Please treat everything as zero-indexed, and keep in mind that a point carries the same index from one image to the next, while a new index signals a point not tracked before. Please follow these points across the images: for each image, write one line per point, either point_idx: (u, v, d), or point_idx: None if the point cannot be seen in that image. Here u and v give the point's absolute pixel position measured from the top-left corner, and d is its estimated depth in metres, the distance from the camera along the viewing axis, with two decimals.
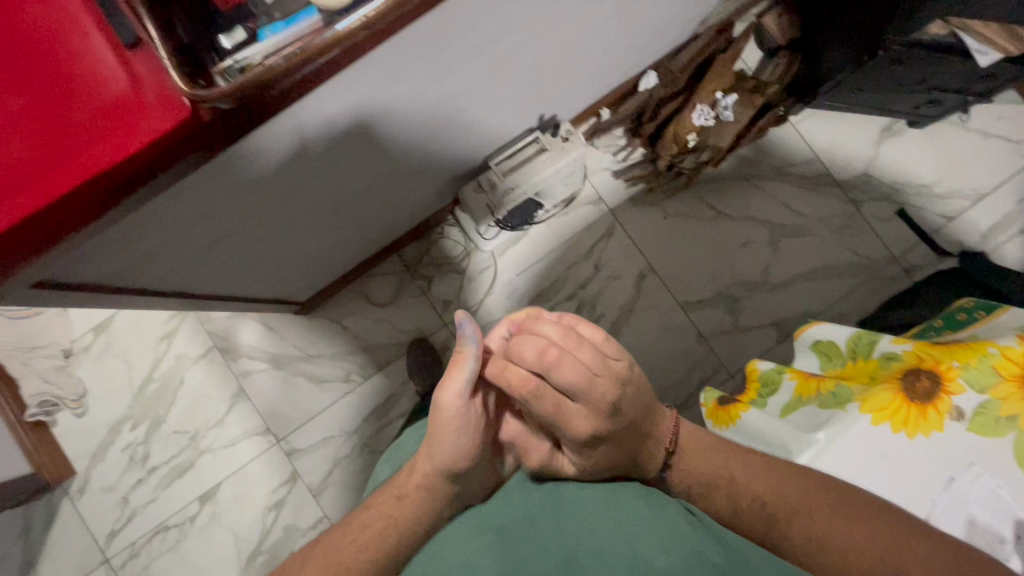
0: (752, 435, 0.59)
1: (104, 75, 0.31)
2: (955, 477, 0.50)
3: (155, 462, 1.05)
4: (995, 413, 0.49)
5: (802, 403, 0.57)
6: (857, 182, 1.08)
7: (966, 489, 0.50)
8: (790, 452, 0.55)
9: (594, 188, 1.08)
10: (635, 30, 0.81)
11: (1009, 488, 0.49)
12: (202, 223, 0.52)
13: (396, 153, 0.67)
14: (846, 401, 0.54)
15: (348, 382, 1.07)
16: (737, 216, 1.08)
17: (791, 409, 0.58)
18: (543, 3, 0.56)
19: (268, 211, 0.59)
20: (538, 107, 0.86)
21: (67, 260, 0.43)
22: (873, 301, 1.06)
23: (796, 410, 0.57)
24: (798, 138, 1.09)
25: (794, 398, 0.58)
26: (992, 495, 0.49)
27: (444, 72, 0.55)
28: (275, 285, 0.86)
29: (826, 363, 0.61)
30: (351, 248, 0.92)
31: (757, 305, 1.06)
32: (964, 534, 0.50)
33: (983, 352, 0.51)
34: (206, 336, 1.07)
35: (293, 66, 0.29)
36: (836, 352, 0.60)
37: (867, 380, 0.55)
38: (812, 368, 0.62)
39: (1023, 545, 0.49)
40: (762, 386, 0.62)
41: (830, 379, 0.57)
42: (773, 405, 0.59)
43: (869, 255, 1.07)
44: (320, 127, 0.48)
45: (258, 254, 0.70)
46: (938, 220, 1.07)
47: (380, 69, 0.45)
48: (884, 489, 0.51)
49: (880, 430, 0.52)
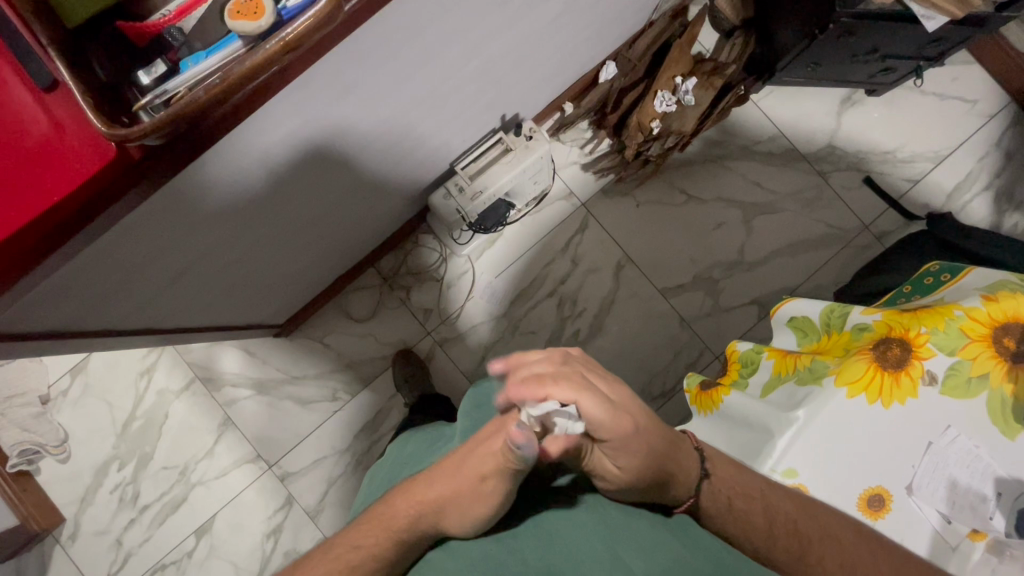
0: (735, 417, 0.59)
1: (28, 122, 0.31)
2: (933, 441, 0.51)
3: (147, 500, 1.03)
4: (967, 374, 0.51)
5: (781, 381, 0.57)
6: (822, 154, 1.09)
7: (944, 452, 0.51)
8: (771, 432, 0.54)
9: (565, 183, 1.08)
10: (588, 23, 0.81)
11: (985, 448, 0.51)
12: (160, 259, 0.50)
13: (356, 169, 0.66)
14: (822, 376, 0.54)
15: (336, 401, 1.05)
16: (708, 199, 1.09)
17: (771, 388, 0.58)
18: (487, 6, 0.55)
19: (232, 238, 0.58)
20: (498, 108, 0.86)
21: (18, 310, 0.41)
22: (849, 271, 1.07)
23: (775, 389, 0.57)
24: (761, 116, 1.09)
25: (773, 377, 0.59)
26: (969, 454, 0.51)
27: (393, 83, 0.54)
28: (250, 311, 0.85)
29: (802, 338, 0.61)
30: (324, 266, 0.91)
31: (735, 284, 1.07)
32: (945, 496, 0.51)
33: (950, 316, 0.51)
34: (187, 367, 1.05)
35: (215, 97, 0.29)
36: (810, 326, 0.60)
37: (841, 353, 0.55)
38: (789, 345, 0.62)
39: (1006, 502, 0.50)
40: (743, 366, 0.63)
41: (806, 354, 0.57)
42: (754, 385, 0.60)
43: (841, 226, 1.08)
44: (272, 150, 0.47)
45: (226, 282, 0.69)
46: (904, 185, 1.09)
47: (326, 87, 0.44)
48: (866, 461, 0.52)
49: (857, 402, 0.52)
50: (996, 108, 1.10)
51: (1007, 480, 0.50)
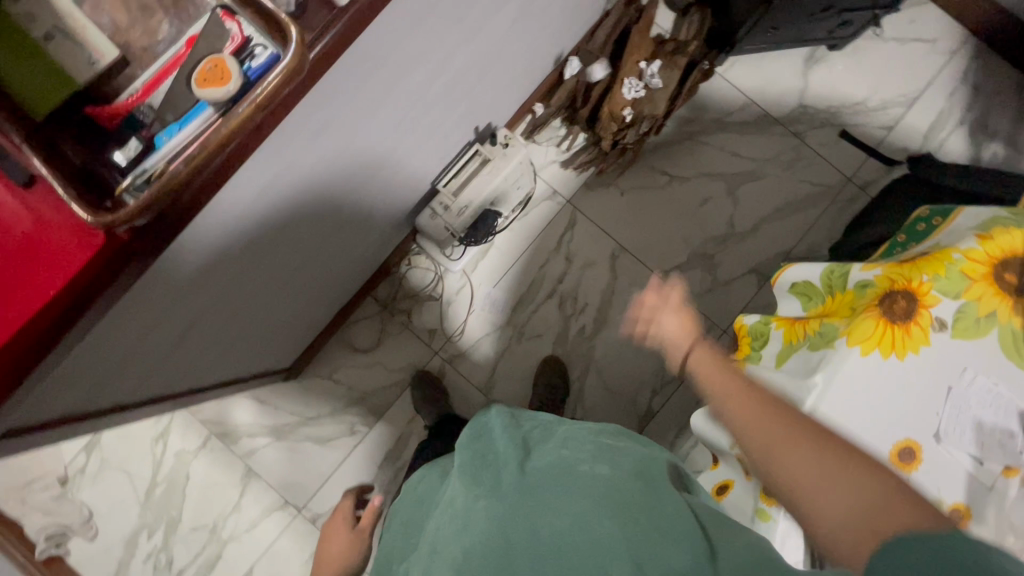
0: None
1: (13, 223, 0.31)
2: (953, 385, 0.52)
3: (181, 564, 1.02)
4: (975, 314, 0.52)
5: (794, 350, 0.57)
6: (795, 115, 1.10)
7: (965, 394, 0.52)
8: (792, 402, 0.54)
9: (547, 184, 1.08)
10: (545, 23, 0.81)
11: (1003, 383, 0.52)
12: (160, 328, 0.50)
13: (340, 205, 0.66)
14: (834, 338, 0.54)
15: (354, 436, 1.05)
16: (691, 176, 1.09)
17: (785, 357, 0.58)
18: (446, 26, 0.55)
19: (226, 295, 0.58)
20: (470, 121, 0.86)
21: (27, 406, 0.41)
22: (840, 225, 1.08)
23: (789, 357, 0.57)
24: (728, 87, 1.10)
25: (785, 346, 0.58)
26: (990, 394, 0.52)
27: (365, 116, 0.54)
28: (257, 360, 0.84)
29: (807, 303, 0.60)
30: (322, 303, 0.91)
31: (731, 257, 1.08)
32: (973, 439, 0.52)
33: (950, 260, 0.52)
34: (200, 425, 1.04)
35: (198, 166, 0.29)
36: (814, 291, 0.59)
37: (847, 313, 0.55)
38: (796, 312, 0.61)
39: None
40: (753, 339, 0.61)
41: (813, 319, 0.57)
42: (768, 356, 0.59)
43: (825, 183, 1.09)
44: (255, 202, 0.47)
45: (228, 338, 0.68)
46: (880, 133, 1.10)
47: (299, 131, 0.44)
48: (892, 415, 0.53)
49: (871, 358, 0.53)
50: (957, 44, 1.11)
51: None
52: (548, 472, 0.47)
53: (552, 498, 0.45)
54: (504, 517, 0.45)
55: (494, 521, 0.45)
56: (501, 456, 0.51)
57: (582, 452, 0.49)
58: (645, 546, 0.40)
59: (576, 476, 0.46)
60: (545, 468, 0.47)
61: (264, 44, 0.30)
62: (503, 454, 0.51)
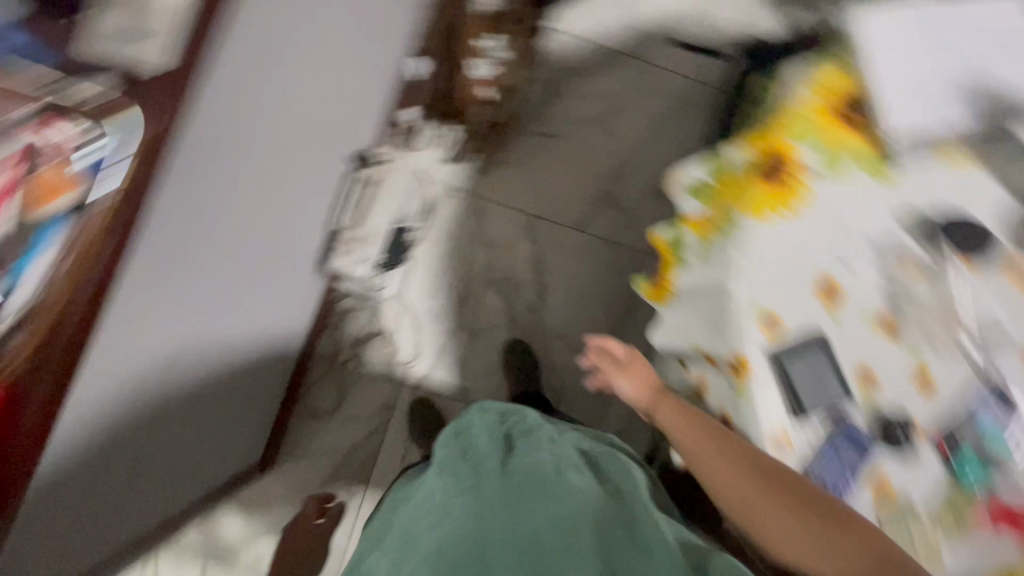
0: (694, 291, 0.63)
1: None
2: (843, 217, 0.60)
3: None
4: (829, 153, 0.61)
5: (711, 242, 0.62)
6: (637, 41, 1.16)
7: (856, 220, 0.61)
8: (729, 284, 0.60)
9: (440, 184, 1.08)
10: (383, 34, 0.80)
11: (880, 201, 0.61)
12: (95, 462, 0.46)
13: (243, 274, 0.63)
14: (739, 219, 0.61)
15: (353, 498, 1.01)
16: (567, 128, 1.13)
17: (706, 251, 0.63)
18: (289, 66, 0.53)
19: (156, 405, 0.54)
20: (343, 151, 0.84)
21: None
22: (711, 125, 1.16)
23: (710, 250, 0.62)
24: (569, 36, 1.15)
25: (703, 241, 0.63)
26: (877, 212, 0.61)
27: (236, 180, 0.52)
28: (221, 461, 0.80)
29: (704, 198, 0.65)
30: (266, 380, 0.87)
31: (630, 187, 1.13)
32: (877, 251, 0.61)
33: (789, 120, 0.62)
34: (190, 556, 0.97)
35: (77, 275, 0.34)
36: (706, 186, 0.64)
37: (741, 192, 0.62)
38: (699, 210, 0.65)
39: (914, 234, 0.61)
40: (672, 248, 0.66)
41: (717, 209, 0.63)
42: (691, 256, 0.64)
43: (684, 92, 1.17)
44: (149, 301, 0.44)
45: (177, 451, 0.64)
46: (714, 32, 1.18)
47: (170, 216, 0.42)
48: (809, 259, 0.60)
49: (774, 220, 0.60)
50: None
51: (908, 215, 0.61)
52: (526, 479, 0.60)
53: (526, 500, 0.58)
54: (485, 515, 0.58)
55: (475, 515, 0.58)
56: (480, 457, 0.65)
57: (558, 464, 0.62)
58: (614, 544, 0.56)
59: (548, 487, 0.59)
60: (524, 475, 0.61)
61: (91, 147, 0.33)
62: (483, 455, 0.65)
